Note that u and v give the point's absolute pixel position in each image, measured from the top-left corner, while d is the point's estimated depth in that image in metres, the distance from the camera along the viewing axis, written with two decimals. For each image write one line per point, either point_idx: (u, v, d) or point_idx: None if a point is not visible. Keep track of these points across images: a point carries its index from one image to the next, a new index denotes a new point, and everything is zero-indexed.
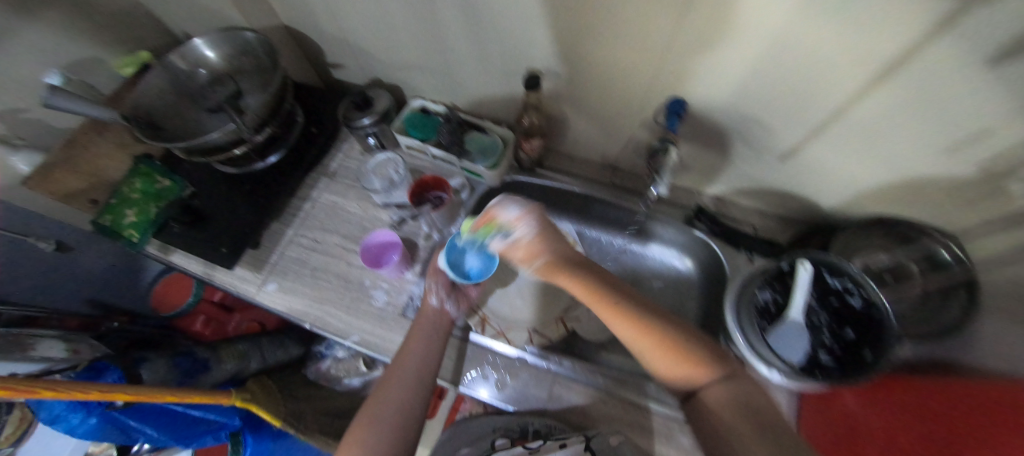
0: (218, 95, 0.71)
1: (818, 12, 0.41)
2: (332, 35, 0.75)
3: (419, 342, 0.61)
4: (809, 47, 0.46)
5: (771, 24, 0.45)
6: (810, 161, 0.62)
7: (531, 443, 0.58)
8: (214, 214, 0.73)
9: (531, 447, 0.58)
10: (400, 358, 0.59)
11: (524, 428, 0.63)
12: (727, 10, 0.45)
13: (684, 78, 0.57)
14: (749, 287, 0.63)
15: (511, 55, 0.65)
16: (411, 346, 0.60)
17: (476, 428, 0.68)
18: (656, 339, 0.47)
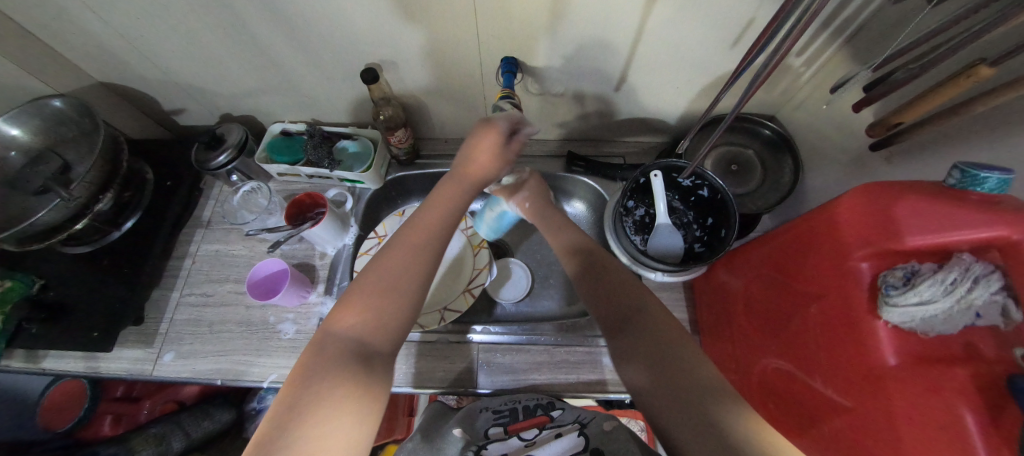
0: (41, 174, 0.65)
1: None
2: (158, 81, 0.71)
3: (404, 263, 0.45)
4: None
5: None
6: (640, 85, 0.69)
7: (525, 434, 0.59)
8: (75, 302, 0.66)
9: (527, 438, 0.58)
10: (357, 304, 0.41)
11: (514, 410, 0.64)
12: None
13: (504, 37, 0.61)
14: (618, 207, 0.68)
15: (343, 57, 0.65)
16: (371, 291, 0.42)
17: (469, 410, 0.66)
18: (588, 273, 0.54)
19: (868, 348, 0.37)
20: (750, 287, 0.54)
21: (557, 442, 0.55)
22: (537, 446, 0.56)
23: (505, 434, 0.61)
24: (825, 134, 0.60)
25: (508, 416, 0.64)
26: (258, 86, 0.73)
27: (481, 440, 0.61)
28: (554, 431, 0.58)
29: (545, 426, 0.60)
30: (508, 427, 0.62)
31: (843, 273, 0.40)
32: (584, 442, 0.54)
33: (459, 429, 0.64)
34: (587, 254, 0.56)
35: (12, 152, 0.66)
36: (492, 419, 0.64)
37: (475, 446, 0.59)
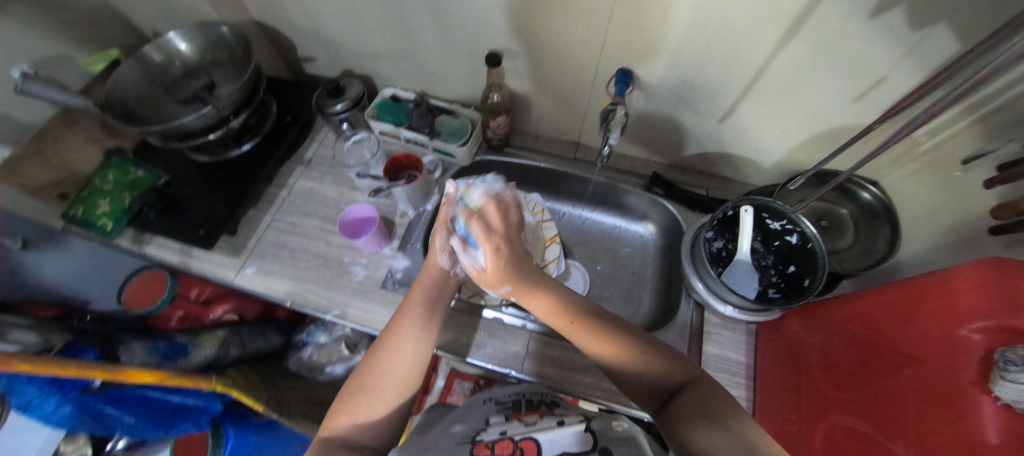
0: (192, 86, 0.74)
1: None
2: (303, 28, 0.79)
3: (418, 304, 0.57)
4: (727, 8, 0.53)
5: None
6: (744, 122, 0.70)
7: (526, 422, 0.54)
8: (190, 201, 0.73)
9: (528, 424, 0.52)
10: (398, 327, 0.54)
11: (518, 402, 0.60)
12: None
13: (628, 49, 0.64)
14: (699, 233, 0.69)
15: (473, 40, 0.71)
16: (405, 318, 0.55)
17: (471, 403, 0.64)
18: (591, 333, 0.51)
19: (965, 410, 0.35)
20: (830, 342, 0.53)
21: (562, 431, 0.47)
22: (540, 431, 0.48)
23: (505, 420, 0.55)
24: (937, 206, 0.58)
25: (510, 407, 0.59)
26: (386, 50, 0.79)
27: (480, 429, 0.54)
28: (555, 421, 0.51)
29: (547, 417, 0.54)
30: (509, 418, 0.57)
31: (952, 343, 0.39)
32: (591, 436, 0.46)
33: (460, 424, 0.58)
34: (601, 319, 0.52)
35: (176, 63, 0.75)
36: (493, 409, 0.60)
37: (473, 433, 0.53)
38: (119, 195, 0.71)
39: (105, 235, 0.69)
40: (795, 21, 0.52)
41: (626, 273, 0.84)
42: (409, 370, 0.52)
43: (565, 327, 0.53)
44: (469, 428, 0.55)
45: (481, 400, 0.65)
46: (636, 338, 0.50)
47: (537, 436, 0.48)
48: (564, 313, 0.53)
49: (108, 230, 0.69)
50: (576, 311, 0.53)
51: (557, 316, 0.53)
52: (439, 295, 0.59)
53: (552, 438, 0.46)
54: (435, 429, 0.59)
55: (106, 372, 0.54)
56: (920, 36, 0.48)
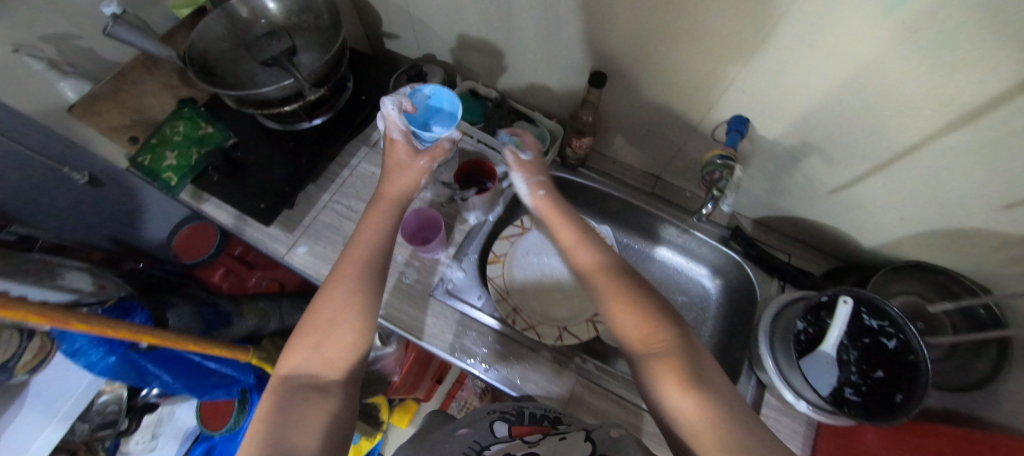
0: (274, 49, 0.70)
1: (911, 49, 0.41)
2: (396, 5, 0.73)
3: (376, 231, 0.55)
4: (891, 80, 0.45)
5: (856, 54, 0.45)
6: (860, 199, 0.62)
7: (528, 437, 0.49)
8: (256, 168, 0.71)
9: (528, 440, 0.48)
10: (345, 258, 0.52)
11: (522, 412, 0.54)
12: (816, 35, 0.45)
13: (752, 97, 0.57)
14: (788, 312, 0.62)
15: (577, 52, 0.64)
16: (356, 250, 0.52)
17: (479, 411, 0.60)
18: (619, 289, 0.48)
19: None
20: None
21: None
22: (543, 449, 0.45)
23: (507, 435, 0.50)
24: None
25: (515, 416, 0.54)
26: (478, 43, 0.73)
27: (483, 441, 0.50)
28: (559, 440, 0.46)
29: (548, 433, 0.49)
30: (512, 430, 0.52)
31: None
32: None
33: (463, 428, 0.56)
34: (634, 279, 0.50)
35: (260, 21, 0.71)
36: (496, 418, 0.55)
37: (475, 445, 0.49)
38: (187, 151, 0.70)
39: (167, 189, 0.68)
40: (968, 114, 0.44)
41: None
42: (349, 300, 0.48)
43: (593, 281, 0.52)
44: (471, 436, 0.52)
45: (486, 411, 0.59)
46: (672, 323, 0.45)
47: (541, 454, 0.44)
48: (597, 268, 0.52)
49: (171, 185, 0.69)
50: (618, 270, 0.51)
51: (597, 263, 0.53)
52: (395, 207, 0.58)
53: None
54: (445, 431, 0.59)
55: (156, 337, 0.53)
56: None
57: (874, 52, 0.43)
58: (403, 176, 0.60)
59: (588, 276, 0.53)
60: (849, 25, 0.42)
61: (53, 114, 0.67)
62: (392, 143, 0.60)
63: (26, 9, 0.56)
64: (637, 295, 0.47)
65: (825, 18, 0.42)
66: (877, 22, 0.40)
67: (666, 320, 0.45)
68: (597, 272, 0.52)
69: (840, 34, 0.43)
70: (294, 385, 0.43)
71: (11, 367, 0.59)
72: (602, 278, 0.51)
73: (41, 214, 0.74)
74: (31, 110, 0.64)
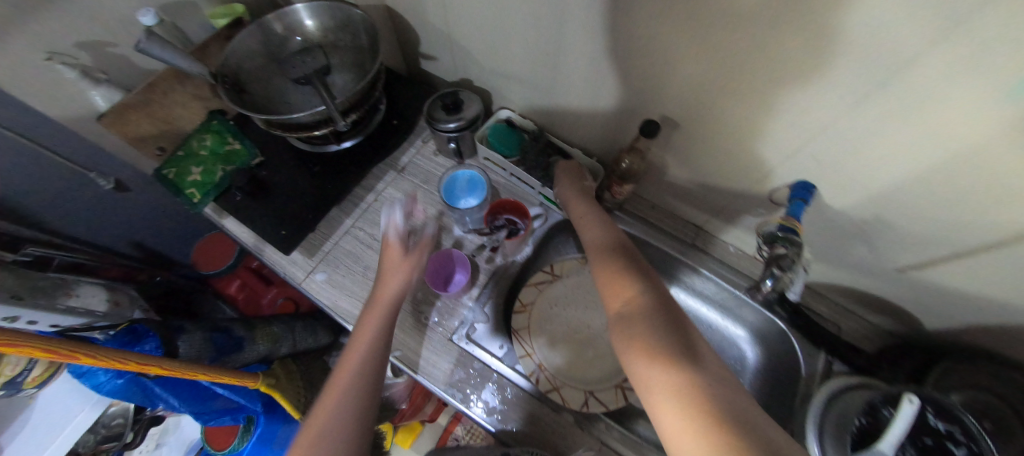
0: (308, 68, 0.67)
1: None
2: (437, 29, 0.69)
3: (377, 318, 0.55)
4: (999, 174, 0.38)
5: (956, 135, 0.37)
6: (934, 283, 0.56)
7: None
8: (280, 190, 0.69)
9: None
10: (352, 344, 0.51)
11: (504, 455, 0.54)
12: (912, 107, 0.38)
13: (822, 166, 0.51)
14: (847, 405, 0.55)
15: (627, 96, 0.59)
16: (368, 323, 0.54)
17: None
18: (609, 267, 0.50)
19: None
20: None
21: None
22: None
23: None
24: None
25: None
26: (520, 74, 0.69)
27: None
28: None
29: None
30: None
31: None
32: None
33: None
34: (628, 256, 0.51)
35: (296, 37, 0.69)
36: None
37: None
38: (212, 167, 0.68)
39: (190, 206, 0.67)
40: None
41: None
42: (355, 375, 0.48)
43: (593, 257, 0.55)
44: None
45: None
46: (642, 284, 0.46)
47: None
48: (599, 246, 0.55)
49: (193, 202, 0.67)
50: (615, 247, 0.54)
51: (598, 242, 0.56)
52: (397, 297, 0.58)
53: None
54: None
55: (160, 367, 0.51)
56: None
57: (981, 139, 0.36)
58: (397, 274, 0.60)
59: (591, 253, 0.56)
60: (956, 105, 0.35)
61: (81, 121, 0.65)
62: (388, 244, 0.63)
63: (61, 19, 0.55)
64: (626, 267, 0.49)
65: (930, 95, 0.36)
66: (994, 110, 0.33)
67: (641, 286, 0.45)
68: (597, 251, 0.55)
69: (942, 114, 0.36)
70: None
71: (19, 381, 0.59)
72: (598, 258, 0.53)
73: (64, 218, 0.73)
74: (60, 117, 0.62)
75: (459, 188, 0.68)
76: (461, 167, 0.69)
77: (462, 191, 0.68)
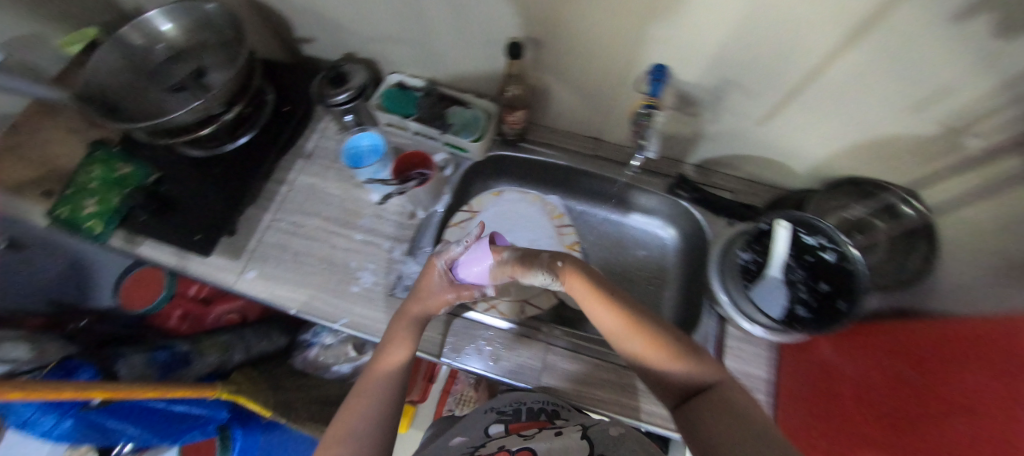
0: (180, 73, 0.67)
1: None
2: (301, 7, 0.70)
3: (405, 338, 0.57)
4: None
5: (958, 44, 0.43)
6: (786, 126, 0.64)
7: (525, 430, 0.57)
8: (185, 200, 0.68)
9: (526, 434, 0.56)
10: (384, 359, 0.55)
11: (517, 411, 0.63)
12: (901, 42, 0.46)
13: (665, 43, 0.57)
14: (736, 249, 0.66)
15: (490, 27, 0.63)
16: (402, 329, 0.58)
17: (473, 414, 0.68)
18: (618, 313, 0.51)
19: (1017, 413, 0.30)
20: (870, 374, 0.49)
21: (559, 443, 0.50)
22: (535, 440, 0.53)
23: (506, 433, 0.59)
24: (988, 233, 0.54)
25: (510, 416, 0.63)
26: (394, 34, 0.72)
27: (478, 442, 0.59)
28: (553, 430, 0.55)
29: (545, 427, 0.57)
30: (509, 427, 0.61)
31: (1005, 391, 0.34)
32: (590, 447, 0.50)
33: (460, 435, 0.63)
34: (626, 301, 0.53)
35: (158, 46, 0.68)
36: (494, 419, 0.64)
37: (472, 446, 0.58)
38: (107, 193, 0.66)
39: (92, 239, 0.64)
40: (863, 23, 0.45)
41: (643, 278, 0.81)
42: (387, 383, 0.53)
43: (591, 305, 0.53)
44: (469, 440, 0.60)
45: (484, 411, 0.68)
46: (663, 331, 0.50)
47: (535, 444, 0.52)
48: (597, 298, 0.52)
49: (95, 233, 0.64)
50: (607, 295, 0.52)
51: (583, 291, 0.54)
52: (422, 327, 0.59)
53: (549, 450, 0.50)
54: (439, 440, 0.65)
55: (106, 391, 0.51)
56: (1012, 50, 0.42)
57: None
58: (434, 299, 0.60)
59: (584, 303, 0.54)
60: None
61: None
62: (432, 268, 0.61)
63: None
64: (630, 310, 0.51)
65: None
66: None
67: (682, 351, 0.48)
68: (590, 301, 0.53)
69: None
70: None
71: None
72: (602, 313, 0.53)
73: None
74: None
75: (360, 151, 0.70)
76: (359, 133, 0.71)
77: (365, 155, 0.70)
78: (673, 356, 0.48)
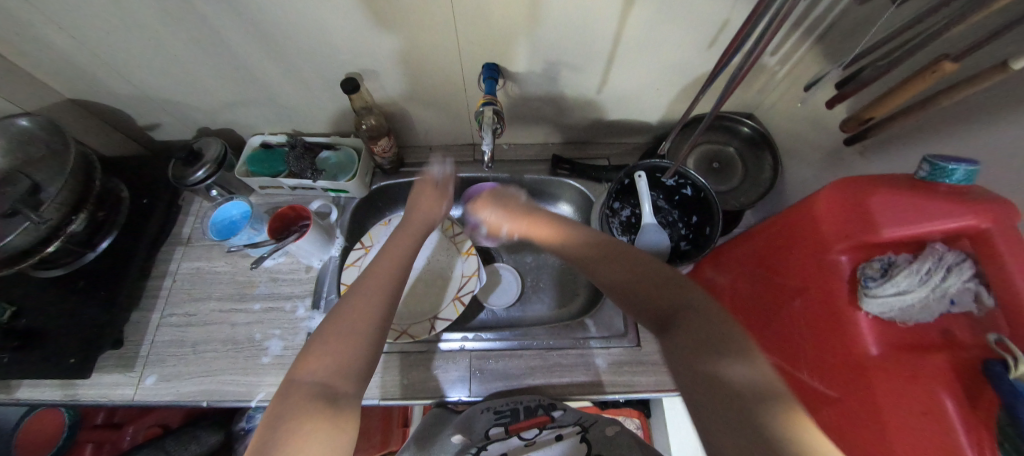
0: (7, 197, 0.62)
1: None
2: (132, 96, 0.69)
3: (403, 246, 0.56)
4: None
5: None
6: (621, 87, 0.69)
7: (526, 434, 0.60)
8: (51, 328, 0.63)
9: (527, 439, 0.60)
10: (376, 267, 0.50)
11: (516, 410, 0.62)
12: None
13: (483, 43, 0.60)
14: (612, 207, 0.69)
15: (323, 68, 0.64)
16: (401, 240, 0.57)
17: (470, 412, 0.64)
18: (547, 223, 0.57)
19: (853, 339, 0.38)
20: (736, 282, 0.56)
21: (558, 448, 0.58)
22: (538, 450, 0.58)
23: (505, 434, 0.60)
24: (802, 131, 0.60)
25: (510, 414, 0.61)
26: (238, 100, 0.71)
27: (481, 442, 0.61)
28: (555, 433, 0.60)
29: (546, 426, 0.61)
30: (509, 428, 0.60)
31: (828, 266, 0.41)
32: (587, 447, 0.58)
33: (458, 431, 0.63)
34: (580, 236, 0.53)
35: None
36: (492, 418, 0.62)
37: (476, 447, 0.60)
38: None
39: None
40: None
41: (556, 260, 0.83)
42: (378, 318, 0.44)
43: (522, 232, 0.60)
44: (471, 441, 0.61)
45: (479, 408, 0.64)
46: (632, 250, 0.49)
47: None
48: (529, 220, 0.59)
49: None
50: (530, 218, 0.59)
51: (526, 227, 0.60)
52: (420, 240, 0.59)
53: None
54: (442, 436, 0.64)
55: None
56: None
57: None
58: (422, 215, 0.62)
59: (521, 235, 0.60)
60: None
61: None
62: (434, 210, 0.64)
63: None
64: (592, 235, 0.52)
65: None
66: None
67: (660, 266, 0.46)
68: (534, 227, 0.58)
69: None
70: (301, 387, 0.37)
71: None
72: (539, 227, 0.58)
73: None
74: None
75: (234, 218, 0.69)
76: (226, 203, 0.70)
77: (239, 220, 0.69)
78: (636, 274, 0.46)
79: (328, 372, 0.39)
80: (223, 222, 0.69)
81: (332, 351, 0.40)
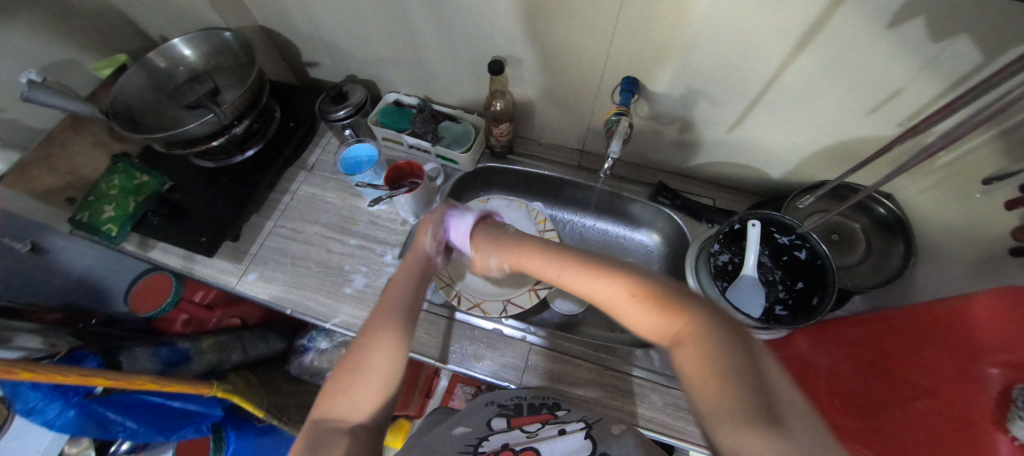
0: (196, 92, 0.73)
1: None
2: (306, 34, 0.79)
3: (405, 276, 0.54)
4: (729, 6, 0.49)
5: (917, 53, 0.46)
6: (752, 132, 0.68)
7: (528, 427, 0.63)
8: (194, 209, 0.74)
9: (529, 431, 0.63)
10: (372, 323, 0.49)
11: (518, 406, 0.65)
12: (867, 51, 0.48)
13: (631, 56, 0.62)
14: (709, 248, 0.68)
15: (474, 46, 0.69)
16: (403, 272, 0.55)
17: (475, 403, 0.69)
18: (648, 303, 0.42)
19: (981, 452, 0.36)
20: (839, 363, 0.52)
21: (564, 442, 0.60)
22: (542, 441, 0.61)
23: (507, 427, 0.64)
24: (956, 226, 0.55)
25: (511, 409, 0.65)
26: (388, 57, 0.79)
27: (482, 433, 0.65)
28: (556, 427, 0.62)
29: (547, 421, 0.63)
30: (511, 421, 0.64)
31: (969, 376, 0.39)
32: (590, 445, 0.58)
33: (462, 425, 0.67)
34: (664, 288, 0.43)
35: (180, 69, 0.76)
36: (494, 411, 0.66)
37: (476, 439, 0.63)
38: (124, 200, 0.72)
39: (109, 240, 0.70)
40: (810, 30, 0.49)
41: None
42: (386, 348, 0.47)
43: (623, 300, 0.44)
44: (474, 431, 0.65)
45: (483, 401, 0.69)
46: (685, 298, 0.41)
47: (540, 447, 0.61)
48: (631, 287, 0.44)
49: (112, 236, 0.70)
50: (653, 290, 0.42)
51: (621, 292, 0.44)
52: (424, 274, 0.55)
53: (553, 447, 0.60)
54: (438, 426, 0.69)
55: (107, 380, 0.53)
56: (937, 52, 0.45)
57: None
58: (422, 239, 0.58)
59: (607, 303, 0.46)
60: None
61: None
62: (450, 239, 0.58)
63: None
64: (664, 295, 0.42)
65: None
66: None
67: (685, 307, 0.40)
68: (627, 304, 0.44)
69: None
70: (323, 430, 0.43)
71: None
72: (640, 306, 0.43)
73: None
74: None
75: (356, 158, 0.76)
76: (358, 144, 0.77)
77: (360, 163, 0.76)
78: (699, 339, 0.38)
79: (348, 409, 0.44)
80: (348, 160, 0.76)
81: (354, 392, 0.45)
